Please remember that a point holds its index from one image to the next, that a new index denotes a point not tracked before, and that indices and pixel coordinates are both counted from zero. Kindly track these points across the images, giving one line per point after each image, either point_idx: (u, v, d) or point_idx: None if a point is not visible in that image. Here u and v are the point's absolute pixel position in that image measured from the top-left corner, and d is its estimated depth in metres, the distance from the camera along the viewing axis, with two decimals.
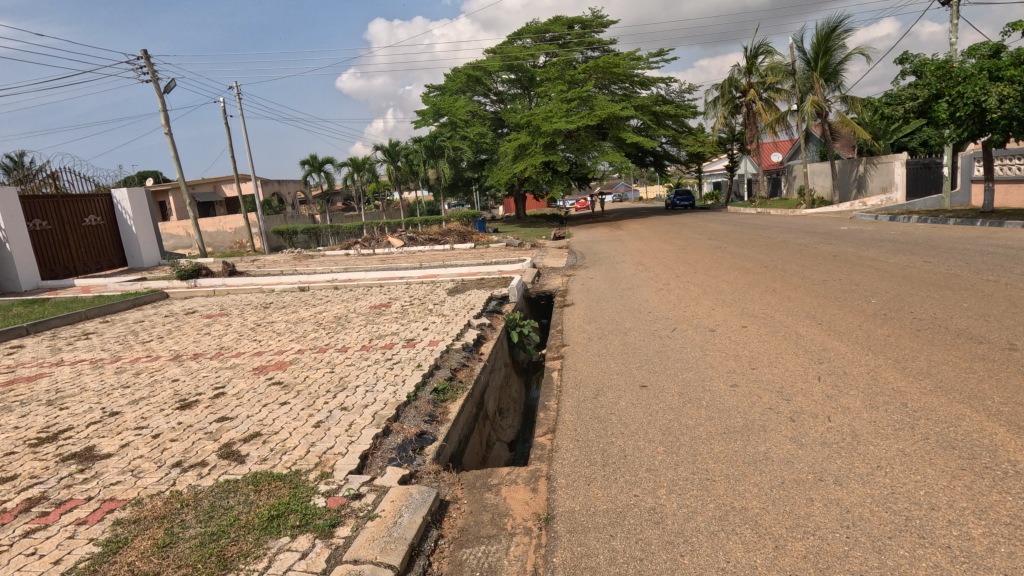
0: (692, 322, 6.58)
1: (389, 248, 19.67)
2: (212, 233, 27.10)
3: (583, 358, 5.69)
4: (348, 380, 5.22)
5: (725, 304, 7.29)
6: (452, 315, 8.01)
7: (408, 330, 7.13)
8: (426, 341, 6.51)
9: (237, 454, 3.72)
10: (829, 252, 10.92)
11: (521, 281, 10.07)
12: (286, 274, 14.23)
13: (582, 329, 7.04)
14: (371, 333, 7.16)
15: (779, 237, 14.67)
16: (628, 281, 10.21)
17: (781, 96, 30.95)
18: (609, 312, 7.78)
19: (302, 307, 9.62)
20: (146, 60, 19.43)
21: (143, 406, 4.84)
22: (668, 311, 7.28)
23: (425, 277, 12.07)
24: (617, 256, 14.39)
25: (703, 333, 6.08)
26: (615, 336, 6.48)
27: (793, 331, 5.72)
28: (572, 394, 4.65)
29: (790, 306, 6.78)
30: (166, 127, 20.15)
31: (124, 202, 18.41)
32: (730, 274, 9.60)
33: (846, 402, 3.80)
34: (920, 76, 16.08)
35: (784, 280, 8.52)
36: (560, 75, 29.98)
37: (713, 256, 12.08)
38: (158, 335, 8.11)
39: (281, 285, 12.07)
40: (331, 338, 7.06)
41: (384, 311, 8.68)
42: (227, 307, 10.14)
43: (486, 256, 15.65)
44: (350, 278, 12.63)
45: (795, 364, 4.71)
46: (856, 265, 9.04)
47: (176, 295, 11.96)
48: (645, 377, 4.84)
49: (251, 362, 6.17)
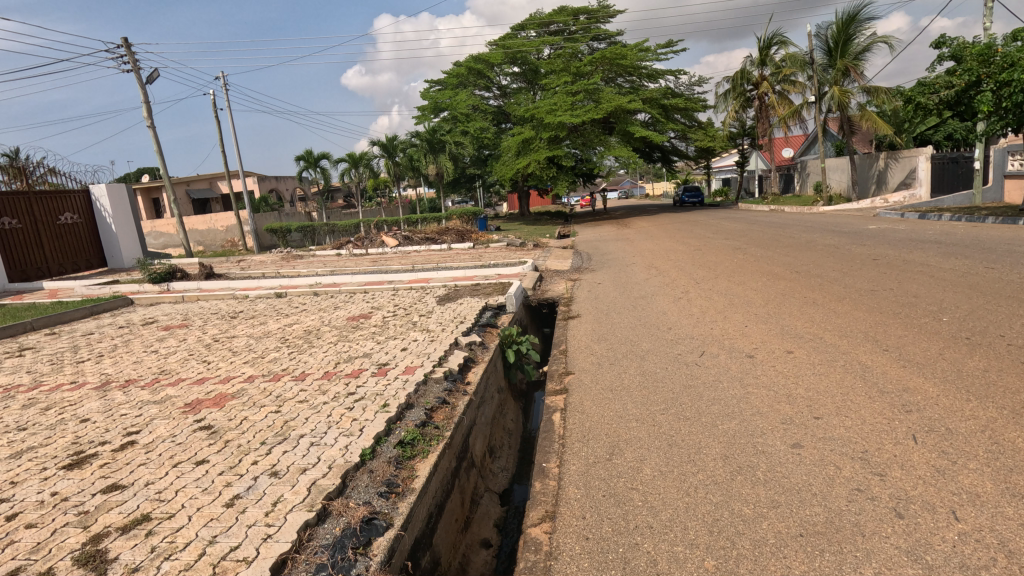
0: (722, 345, 5.44)
1: (383, 248, 18.58)
2: (203, 231, 26.06)
3: (591, 394, 4.58)
4: (293, 426, 4.09)
5: (760, 321, 6.13)
6: (437, 331, 6.87)
7: (382, 352, 5.99)
8: (401, 367, 5.38)
9: (102, 558, 2.62)
10: (866, 255, 9.73)
11: (520, 289, 8.97)
12: (267, 277, 13.15)
13: (590, 349, 5.92)
14: (341, 355, 6.04)
15: (804, 237, 13.47)
16: (641, 288, 9.10)
17: (795, 89, 29.68)
18: (622, 327, 6.66)
19: (272, 318, 8.50)
20: (126, 49, 18.37)
21: (21, 464, 3.74)
22: (692, 329, 6.13)
23: (416, 281, 10.97)
24: (626, 257, 13.30)
25: (738, 360, 4.96)
26: (630, 360, 5.37)
27: (855, 360, 4.58)
28: (578, 452, 3.57)
29: (842, 324, 5.64)
30: (149, 120, 19.11)
31: (103, 199, 17.36)
32: (758, 281, 8.45)
33: (972, 485, 2.67)
34: (958, 60, 14.74)
35: (824, 289, 7.40)
36: (565, 67, 28.72)
37: (733, 258, 10.97)
38: (100, 353, 7.01)
39: (258, 291, 10.99)
40: (293, 361, 5.94)
41: (362, 325, 7.53)
42: (190, 317, 9.05)
43: (484, 257, 14.54)
44: (333, 282, 11.50)
45: (874, 413, 3.57)
46: (905, 271, 7.87)
47: (142, 302, 10.88)
48: (675, 428, 3.75)
49: (187, 394, 5.06)
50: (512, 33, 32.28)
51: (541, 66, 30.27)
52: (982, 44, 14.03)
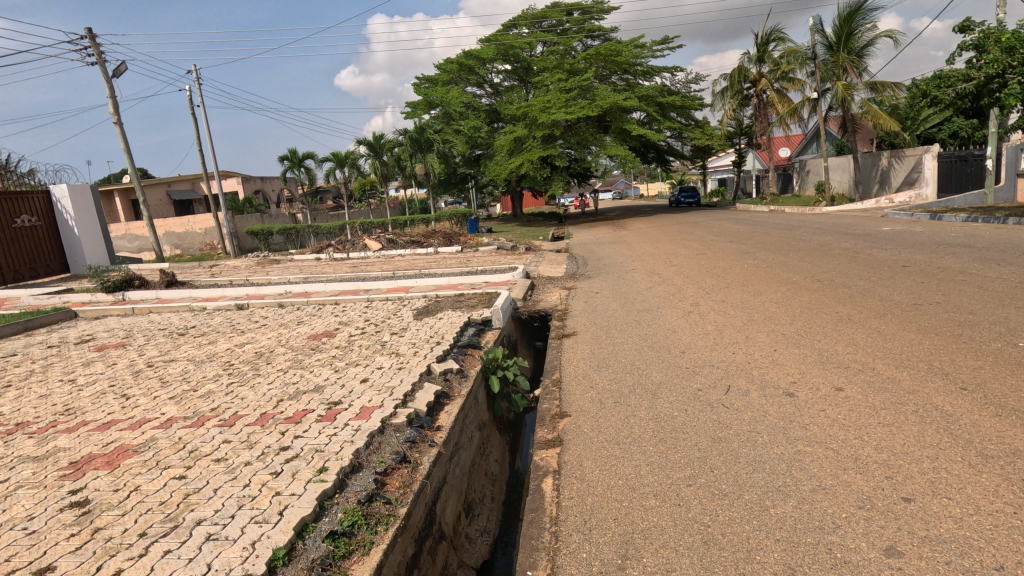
0: (752, 377, 4.45)
1: (365, 252, 17.53)
2: (180, 234, 24.92)
3: (591, 449, 3.58)
4: (193, 505, 3.03)
5: (791, 345, 5.13)
6: (407, 355, 5.80)
7: (337, 385, 4.93)
8: (355, 409, 4.31)
9: None
10: (892, 260, 8.77)
11: (507, 300, 7.94)
12: (234, 285, 12.09)
13: (590, 380, 4.90)
14: (288, 389, 4.96)
15: (818, 239, 12.53)
16: (644, 299, 8.12)
17: (794, 86, 28.81)
18: (626, 349, 5.66)
19: (223, 336, 7.42)
20: (90, 40, 17.21)
21: None
22: (710, 355, 5.13)
23: (394, 290, 9.90)
24: (625, 261, 12.35)
25: (774, 400, 3.96)
26: (641, 397, 4.35)
27: (929, 404, 3.58)
28: (578, 555, 2.58)
29: (894, 350, 4.65)
30: (115, 116, 17.97)
31: (64, 200, 16.27)
32: (777, 291, 7.47)
33: None
34: (980, 50, 13.79)
35: (857, 302, 6.43)
36: (558, 63, 27.72)
37: (742, 264, 10.03)
38: (8, 382, 5.91)
39: (219, 302, 9.90)
40: (228, 397, 4.87)
41: (322, 346, 6.46)
42: (133, 333, 7.97)
43: (471, 262, 13.50)
44: (304, 291, 10.44)
45: (990, 496, 2.57)
46: (946, 281, 6.91)
47: (87, 315, 9.74)
48: (708, 510, 2.74)
49: (80, 447, 3.98)
50: (504, 29, 31.32)
51: (534, 63, 29.27)
52: (1011, 32, 13.01)
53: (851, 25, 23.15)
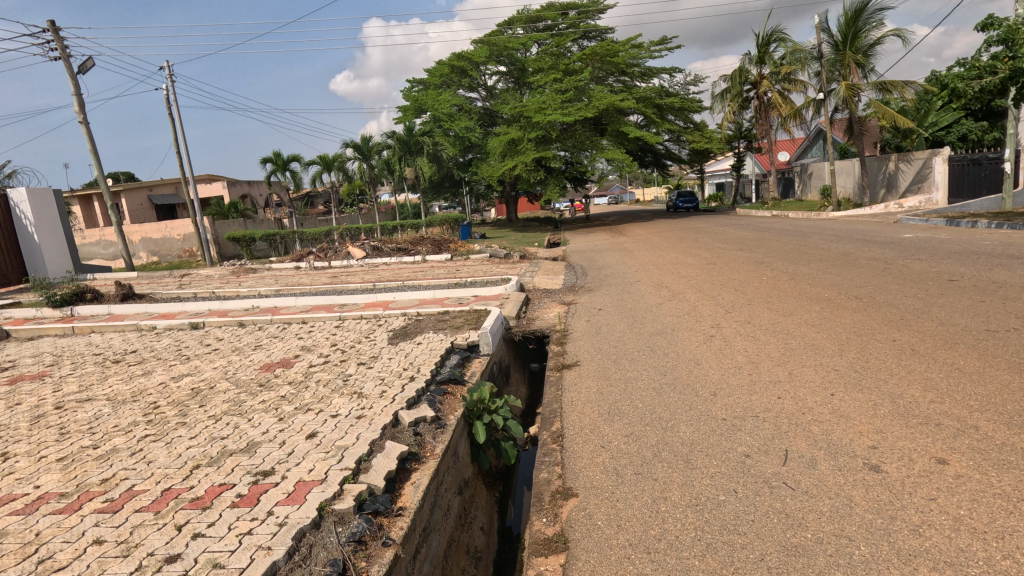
0: (813, 438, 3.39)
1: (348, 260, 16.39)
2: (157, 240, 23.76)
3: (610, 562, 2.51)
4: None
5: (852, 388, 4.07)
6: (373, 396, 4.69)
7: (274, 444, 3.81)
8: (287, 487, 3.20)
9: None
10: (933, 273, 7.77)
11: (498, 319, 6.83)
12: (198, 298, 10.94)
13: (602, 435, 3.82)
14: (211, 449, 3.84)
15: (837, 247, 11.53)
16: (655, 317, 7.08)
17: (797, 87, 27.98)
18: (642, 388, 4.58)
19: (162, 364, 6.30)
20: (53, 33, 16.08)
21: None
22: (750, 400, 4.08)
23: (372, 306, 8.79)
24: (629, 272, 11.34)
25: (855, 479, 2.89)
26: (670, 466, 3.27)
27: None
28: None
29: (993, 400, 3.59)
30: (80, 115, 16.82)
31: (23, 205, 15.12)
32: (810, 310, 6.45)
33: None
34: (1008, 44, 12.90)
35: (911, 325, 5.40)
36: (553, 64, 26.72)
37: (760, 276, 9.02)
38: None
39: (172, 319, 8.76)
40: (131, 460, 3.74)
41: (272, 381, 5.33)
42: (60, 360, 6.83)
43: (461, 272, 12.42)
44: (272, 307, 9.31)
45: None
46: (1009, 299, 5.91)
47: (22, 335, 8.59)
48: None
49: None
50: (498, 30, 30.34)
51: (528, 64, 28.28)
52: None
53: (857, 23, 22.24)
